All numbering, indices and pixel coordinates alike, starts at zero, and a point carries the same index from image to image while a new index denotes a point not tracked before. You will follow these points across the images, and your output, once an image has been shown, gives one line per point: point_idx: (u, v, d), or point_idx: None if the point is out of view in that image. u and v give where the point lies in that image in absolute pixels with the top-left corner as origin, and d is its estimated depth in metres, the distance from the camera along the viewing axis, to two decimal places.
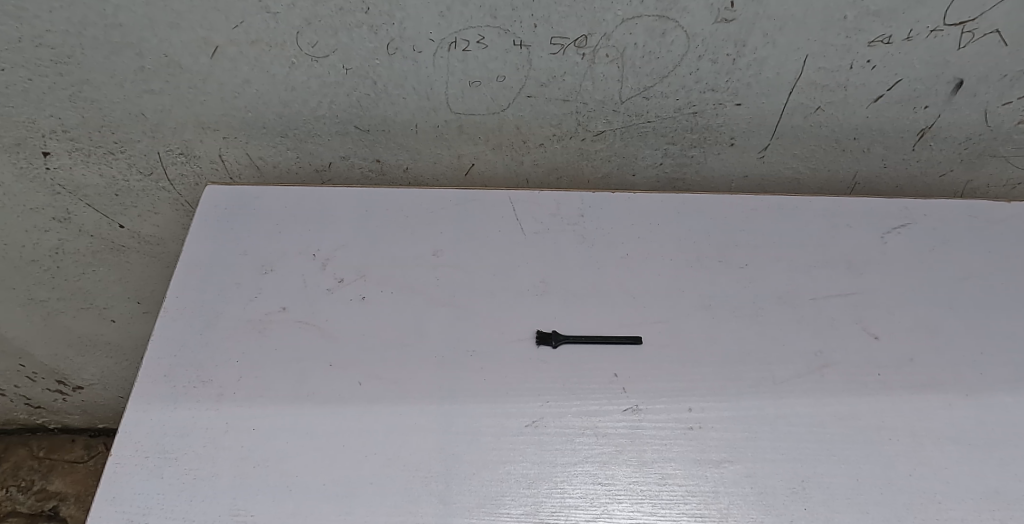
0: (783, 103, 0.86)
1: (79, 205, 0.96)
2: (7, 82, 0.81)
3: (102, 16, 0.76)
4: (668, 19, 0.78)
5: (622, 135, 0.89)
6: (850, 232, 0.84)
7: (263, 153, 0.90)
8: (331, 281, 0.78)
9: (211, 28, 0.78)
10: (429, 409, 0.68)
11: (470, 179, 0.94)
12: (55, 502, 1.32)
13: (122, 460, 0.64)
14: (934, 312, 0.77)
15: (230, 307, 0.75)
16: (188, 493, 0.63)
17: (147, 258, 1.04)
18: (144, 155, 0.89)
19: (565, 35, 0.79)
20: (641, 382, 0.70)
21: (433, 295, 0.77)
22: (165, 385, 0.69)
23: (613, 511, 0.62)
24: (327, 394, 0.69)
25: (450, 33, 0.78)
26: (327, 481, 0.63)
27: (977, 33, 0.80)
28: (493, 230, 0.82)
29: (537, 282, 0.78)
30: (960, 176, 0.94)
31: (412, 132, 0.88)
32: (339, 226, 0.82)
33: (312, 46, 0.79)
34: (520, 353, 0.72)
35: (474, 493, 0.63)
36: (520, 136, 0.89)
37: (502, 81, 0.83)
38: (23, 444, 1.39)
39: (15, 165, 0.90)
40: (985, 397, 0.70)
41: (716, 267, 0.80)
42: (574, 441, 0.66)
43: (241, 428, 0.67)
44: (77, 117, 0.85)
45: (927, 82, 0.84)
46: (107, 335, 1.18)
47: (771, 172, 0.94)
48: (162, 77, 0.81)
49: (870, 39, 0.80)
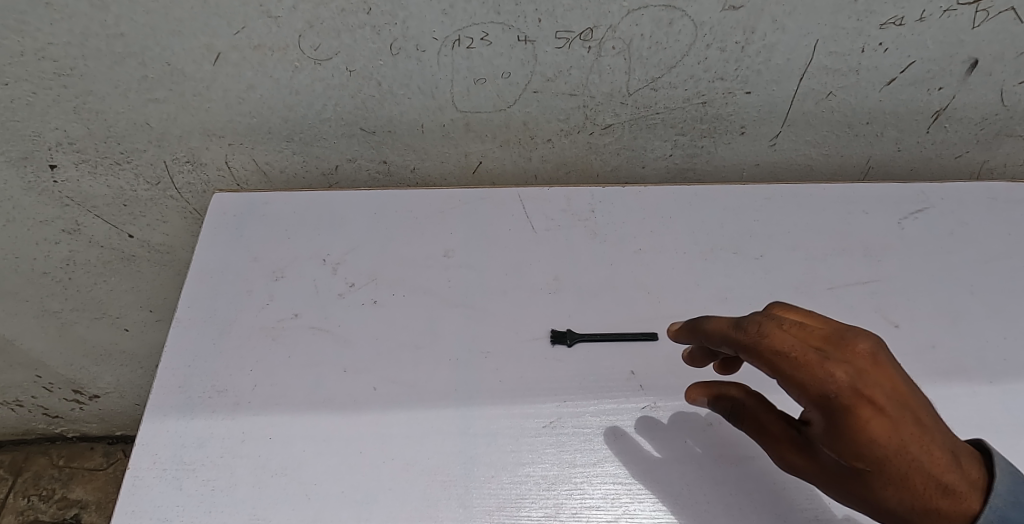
0: (794, 90, 0.84)
1: (89, 216, 0.95)
2: (12, 96, 0.80)
3: (103, 26, 0.75)
4: (675, 8, 0.76)
5: (631, 128, 0.88)
6: (866, 218, 0.83)
7: (270, 158, 0.89)
8: (342, 285, 0.77)
9: (213, 34, 0.77)
10: (446, 412, 0.67)
11: (478, 177, 0.93)
12: (77, 510, 1.34)
13: (140, 472, 0.64)
14: (955, 297, 0.76)
15: (243, 315, 0.75)
16: (208, 503, 0.62)
17: (158, 266, 1.04)
18: (151, 164, 0.89)
19: (571, 28, 0.77)
20: (658, 378, 0.69)
21: (446, 295, 0.76)
22: (181, 395, 0.69)
23: (635, 510, 0.62)
24: (343, 399, 0.69)
25: (454, 30, 0.77)
26: (347, 488, 0.63)
27: (992, 12, 0.78)
28: (504, 229, 0.82)
29: (550, 280, 0.77)
30: (976, 157, 0.93)
31: (418, 132, 0.87)
32: (348, 229, 0.82)
33: (315, 49, 0.78)
34: (535, 353, 0.71)
35: (493, 495, 0.62)
36: (527, 132, 0.88)
37: (508, 77, 0.82)
38: (43, 453, 1.40)
39: (23, 179, 0.89)
40: (1010, 383, 0.69)
41: (731, 259, 0.79)
42: (593, 440, 0.65)
43: (258, 436, 0.66)
44: (83, 129, 0.84)
45: (941, 63, 0.82)
46: (122, 344, 1.18)
47: (783, 160, 0.93)
48: (166, 85, 0.81)
49: (882, 21, 0.78)
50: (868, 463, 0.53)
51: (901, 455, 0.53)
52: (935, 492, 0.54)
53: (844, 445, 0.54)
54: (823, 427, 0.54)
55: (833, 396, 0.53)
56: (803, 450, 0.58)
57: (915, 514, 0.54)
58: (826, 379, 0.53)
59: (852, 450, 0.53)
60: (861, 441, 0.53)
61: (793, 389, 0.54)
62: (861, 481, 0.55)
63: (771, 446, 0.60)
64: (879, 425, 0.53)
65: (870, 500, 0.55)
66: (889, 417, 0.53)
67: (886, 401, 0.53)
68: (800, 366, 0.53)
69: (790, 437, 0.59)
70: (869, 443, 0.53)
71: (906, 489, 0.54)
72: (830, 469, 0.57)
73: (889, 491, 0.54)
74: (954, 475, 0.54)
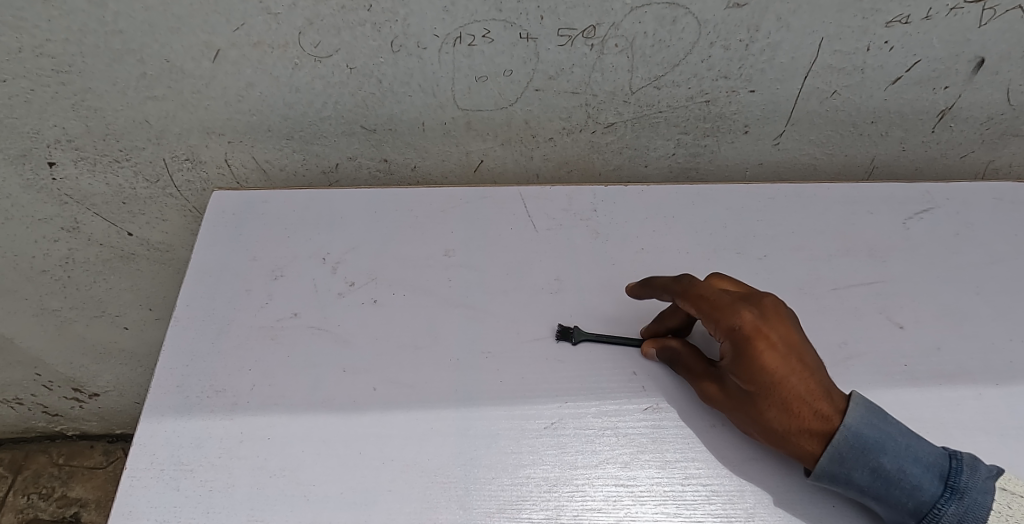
0: (798, 89, 0.84)
1: (88, 214, 0.95)
2: (10, 93, 0.80)
3: (101, 22, 0.75)
4: (678, 6, 0.75)
5: (634, 126, 0.87)
6: (871, 218, 0.82)
7: (269, 156, 0.89)
8: (342, 285, 0.76)
9: (212, 31, 0.76)
10: (446, 413, 0.67)
11: (479, 175, 0.93)
12: (77, 508, 1.33)
13: (137, 473, 0.63)
14: (960, 299, 0.75)
15: (242, 314, 0.74)
16: (206, 504, 0.62)
17: (157, 265, 1.04)
18: (150, 162, 0.88)
19: (573, 26, 0.77)
20: (660, 380, 0.69)
21: (447, 295, 0.75)
22: (178, 395, 0.68)
23: (637, 513, 0.61)
24: (342, 399, 0.68)
25: (455, 28, 0.76)
26: (346, 489, 0.62)
27: (999, 10, 0.77)
28: (506, 228, 0.81)
29: (551, 280, 0.77)
30: (981, 157, 0.92)
31: (419, 130, 0.86)
32: (348, 228, 0.81)
33: (315, 46, 0.77)
34: (536, 353, 0.71)
35: (493, 497, 0.62)
36: (529, 130, 0.87)
37: (509, 75, 0.81)
38: (42, 451, 1.40)
39: (21, 177, 0.89)
40: (1017, 386, 0.68)
41: (734, 259, 0.78)
42: (594, 441, 0.65)
43: (257, 437, 0.65)
44: (82, 126, 0.84)
45: (947, 62, 0.82)
46: (121, 343, 1.17)
47: (786, 159, 0.92)
48: (165, 83, 0.80)
49: (888, 20, 0.77)
50: (755, 386, 0.61)
51: (782, 383, 0.61)
52: (810, 417, 0.60)
53: (737, 369, 0.62)
54: (728, 355, 0.63)
55: (737, 328, 0.62)
56: (711, 378, 0.65)
57: (792, 436, 0.61)
58: (733, 315, 0.63)
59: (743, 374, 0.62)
60: (751, 367, 0.62)
61: (708, 324, 0.64)
62: (750, 403, 0.62)
63: (690, 377, 0.67)
64: (769, 357, 0.62)
65: (757, 421, 0.62)
66: (779, 351, 0.62)
67: (778, 339, 0.62)
68: (710, 303, 0.64)
69: (705, 370, 0.66)
70: (757, 369, 0.61)
71: (788, 413, 0.61)
72: (728, 393, 0.64)
73: (772, 414, 0.61)
74: (829, 405, 0.61)
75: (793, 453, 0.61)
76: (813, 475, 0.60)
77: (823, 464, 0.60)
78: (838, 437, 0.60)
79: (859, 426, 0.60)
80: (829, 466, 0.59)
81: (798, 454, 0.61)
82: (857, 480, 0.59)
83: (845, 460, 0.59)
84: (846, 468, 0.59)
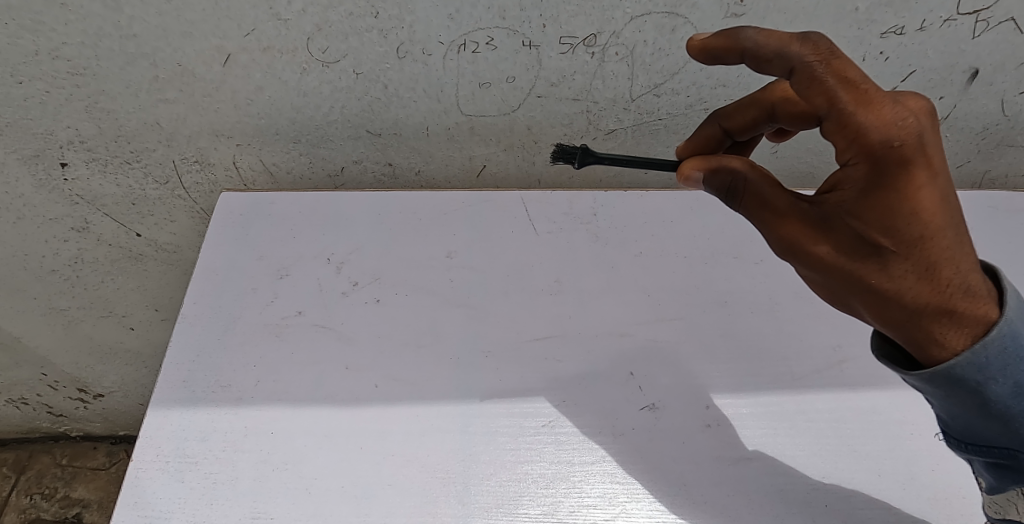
0: None
1: (98, 214, 0.97)
2: (26, 94, 0.82)
3: (116, 27, 0.77)
4: (677, 15, 0.77)
5: (635, 133, 0.89)
6: None
7: (277, 159, 0.91)
8: (346, 284, 0.78)
9: (223, 36, 0.78)
10: (448, 409, 0.68)
11: (482, 180, 0.94)
12: (79, 509, 1.35)
13: (143, 465, 0.64)
14: None
15: (248, 311, 0.76)
16: (210, 496, 0.63)
17: (164, 266, 1.05)
18: (160, 164, 0.90)
19: (575, 34, 0.79)
20: (657, 380, 0.70)
21: (448, 295, 0.77)
22: (184, 390, 0.69)
23: (632, 510, 0.62)
24: (345, 395, 0.69)
25: (459, 35, 0.78)
26: (347, 483, 0.63)
27: (992, 22, 0.79)
28: (507, 231, 0.83)
29: (551, 282, 0.78)
30: (978, 167, 0.94)
31: (424, 135, 0.88)
32: (353, 230, 0.83)
33: (323, 52, 0.80)
34: (536, 353, 0.72)
35: (492, 493, 0.63)
36: (531, 136, 0.89)
37: (512, 82, 0.83)
38: (46, 451, 1.41)
39: (34, 177, 0.91)
40: None
41: (731, 264, 0.80)
42: (591, 440, 0.66)
43: (260, 431, 0.67)
44: (95, 128, 0.86)
45: (942, 72, 0.83)
46: (127, 343, 1.19)
47: (784, 168, 0.94)
48: (176, 85, 0.82)
49: (883, 30, 0.79)
50: (897, 242, 0.53)
51: (932, 240, 0.53)
52: (952, 290, 0.53)
53: (875, 218, 0.53)
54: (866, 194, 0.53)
55: (893, 146, 0.51)
56: (826, 231, 0.56)
57: (928, 312, 0.54)
58: (891, 129, 0.50)
59: (884, 224, 0.52)
60: (901, 217, 0.52)
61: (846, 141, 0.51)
62: (882, 264, 0.54)
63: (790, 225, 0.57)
64: (927, 199, 0.52)
65: (886, 287, 0.54)
66: (940, 193, 0.52)
67: (941, 173, 0.52)
68: (860, 107, 0.50)
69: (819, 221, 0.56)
70: (907, 220, 0.52)
71: (928, 283, 0.53)
72: (845, 247, 0.55)
73: (908, 280, 0.53)
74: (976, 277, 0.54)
75: (919, 335, 0.55)
76: (933, 366, 0.55)
77: (952, 358, 0.54)
78: (988, 326, 0.54)
79: (1013, 324, 0.54)
80: (962, 366, 0.54)
81: (920, 337, 0.55)
82: (993, 393, 0.54)
83: (988, 368, 0.54)
84: (985, 377, 0.54)
